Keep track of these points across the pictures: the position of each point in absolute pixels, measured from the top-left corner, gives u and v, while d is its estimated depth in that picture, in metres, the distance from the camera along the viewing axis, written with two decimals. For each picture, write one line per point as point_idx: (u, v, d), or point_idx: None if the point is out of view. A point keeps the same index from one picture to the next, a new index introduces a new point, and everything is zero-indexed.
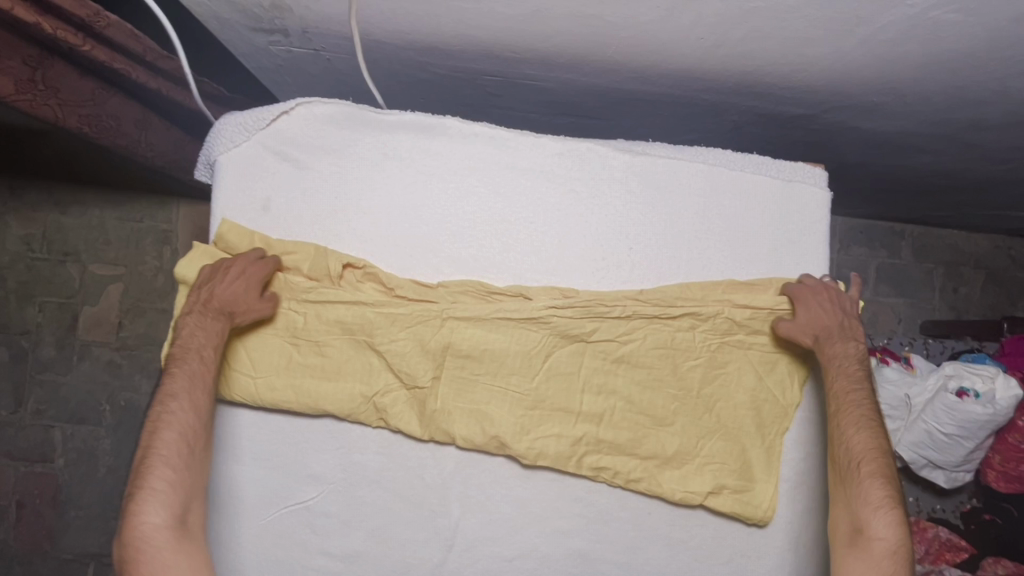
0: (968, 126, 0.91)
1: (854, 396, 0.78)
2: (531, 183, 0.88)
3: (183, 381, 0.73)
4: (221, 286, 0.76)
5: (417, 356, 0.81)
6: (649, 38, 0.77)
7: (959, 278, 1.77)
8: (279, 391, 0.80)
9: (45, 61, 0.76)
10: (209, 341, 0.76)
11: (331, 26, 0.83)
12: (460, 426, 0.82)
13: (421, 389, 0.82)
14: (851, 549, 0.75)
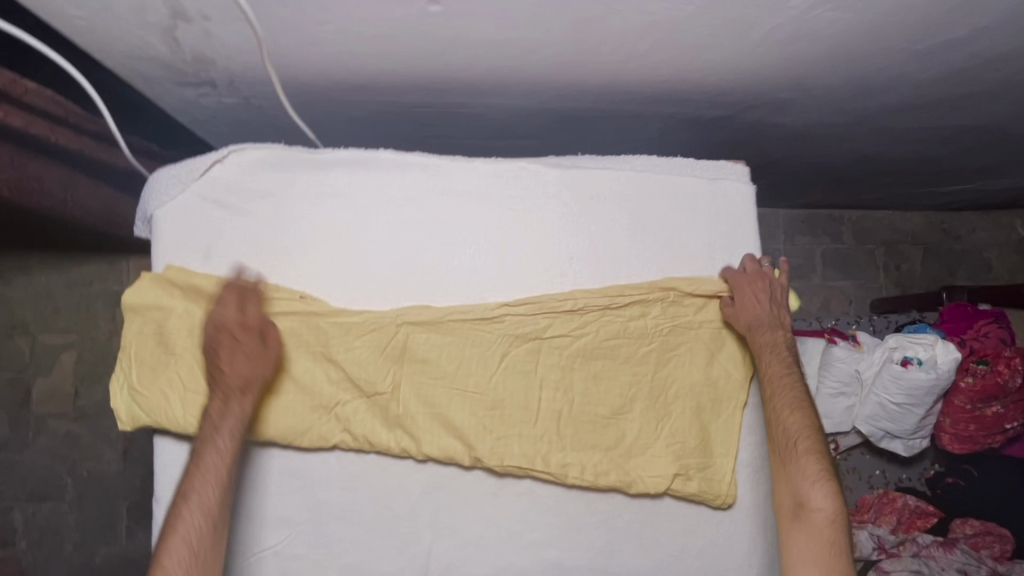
0: (859, 112, 1.05)
1: (786, 378, 0.81)
2: (469, 205, 0.88)
3: (201, 475, 0.73)
4: (231, 363, 0.76)
5: (374, 365, 0.83)
6: (566, 62, 0.83)
7: (899, 255, 1.91)
8: None
9: None
10: (229, 427, 0.75)
11: (256, 74, 0.83)
12: (423, 435, 0.83)
13: (381, 397, 0.83)
14: (798, 523, 0.78)
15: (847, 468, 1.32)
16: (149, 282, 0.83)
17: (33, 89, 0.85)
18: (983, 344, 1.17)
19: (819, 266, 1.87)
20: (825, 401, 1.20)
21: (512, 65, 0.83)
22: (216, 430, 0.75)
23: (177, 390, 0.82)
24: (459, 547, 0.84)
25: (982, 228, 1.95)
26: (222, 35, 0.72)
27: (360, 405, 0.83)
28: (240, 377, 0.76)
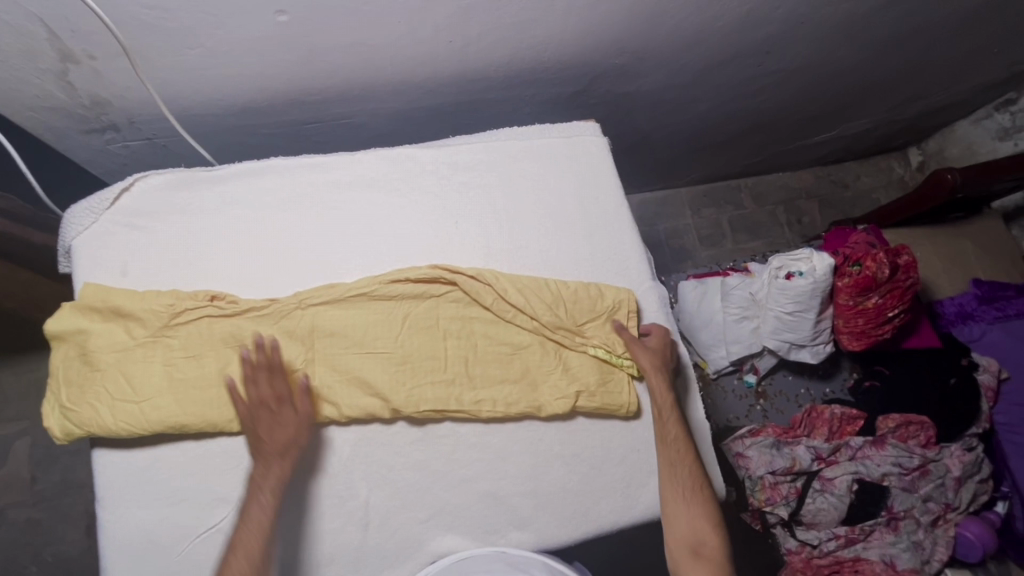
0: (690, 68, 1.22)
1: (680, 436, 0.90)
2: (358, 192, 1.00)
3: (262, 482, 0.81)
4: (261, 388, 0.83)
5: (287, 344, 0.91)
6: (416, 56, 0.98)
7: (799, 211, 2.09)
8: (165, 408, 0.85)
9: None
10: (276, 440, 0.83)
11: (152, 111, 0.95)
12: (341, 397, 0.89)
13: (296, 372, 0.90)
14: (696, 561, 0.83)
15: (774, 392, 1.43)
16: (68, 310, 0.87)
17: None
18: (853, 249, 1.27)
19: (728, 233, 2.04)
20: (733, 327, 1.34)
21: (372, 65, 0.97)
22: (268, 444, 0.82)
23: (104, 401, 0.84)
24: (393, 495, 0.90)
25: (864, 174, 2.16)
26: (110, 71, 0.85)
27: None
28: (282, 442, 0.83)
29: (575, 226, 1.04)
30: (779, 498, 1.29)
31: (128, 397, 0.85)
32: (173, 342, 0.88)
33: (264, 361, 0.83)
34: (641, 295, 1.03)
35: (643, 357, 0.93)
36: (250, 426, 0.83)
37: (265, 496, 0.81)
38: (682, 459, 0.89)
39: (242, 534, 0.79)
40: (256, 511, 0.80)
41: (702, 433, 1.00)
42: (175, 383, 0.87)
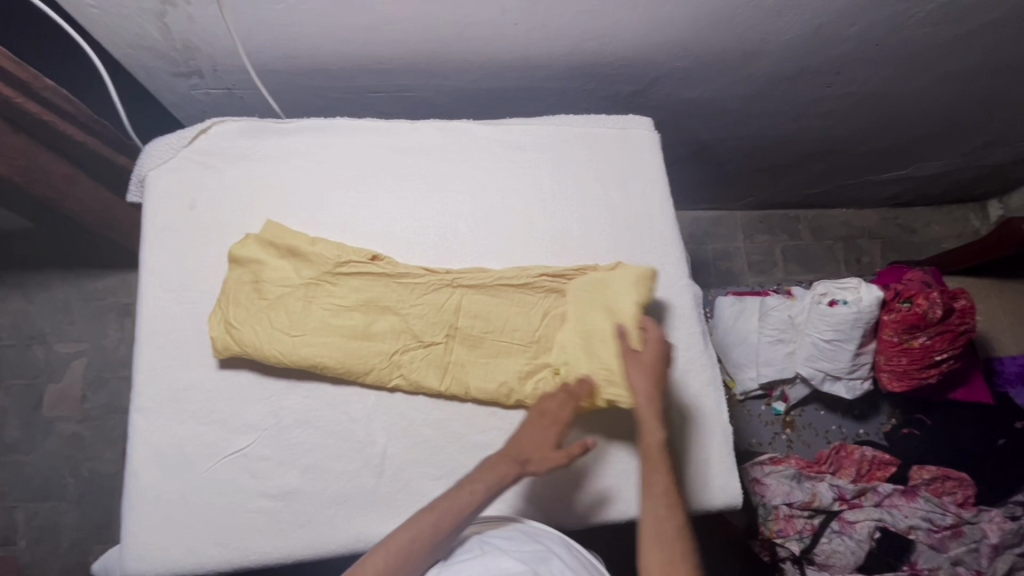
0: (756, 80, 1.22)
1: (659, 487, 0.84)
2: (413, 158, 1.04)
3: (483, 467, 0.86)
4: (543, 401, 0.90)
5: (358, 300, 0.96)
6: (481, 37, 1.02)
7: (859, 250, 2.01)
8: (227, 332, 0.91)
9: None
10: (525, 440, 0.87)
11: (235, 62, 1.03)
12: (378, 350, 0.94)
13: (340, 322, 0.95)
14: None
15: (803, 424, 1.37)
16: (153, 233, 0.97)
17: (51, 85, 0.99)
18: (905, 286, 1.20)
19: (781, 262, 1.98)
20: (766, 349, 1.30)
21: (437, 40, 1.02)
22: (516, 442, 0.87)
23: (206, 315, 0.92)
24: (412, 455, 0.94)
25: (936, 222, 2.05)
26: (202, 19, 0.93)
27: (337, 332, 0.94)
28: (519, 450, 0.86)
29: (618, 219, 1.04)
30: (792, 532, 1.24)
31: (216, 314, 0.93)
32: (257, 275, 0.95)
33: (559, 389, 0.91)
34: (676, 295, 1.03)
35: (637, 378, 0.87)
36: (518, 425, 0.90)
37: (477, 488, 0.84)
38: (667, 511, 0.83)
39: (445, 500, 0.84)
40: (463, 496, 0.84)
41: (724, 441, 0.99)
42: (232, 308, 0.93)
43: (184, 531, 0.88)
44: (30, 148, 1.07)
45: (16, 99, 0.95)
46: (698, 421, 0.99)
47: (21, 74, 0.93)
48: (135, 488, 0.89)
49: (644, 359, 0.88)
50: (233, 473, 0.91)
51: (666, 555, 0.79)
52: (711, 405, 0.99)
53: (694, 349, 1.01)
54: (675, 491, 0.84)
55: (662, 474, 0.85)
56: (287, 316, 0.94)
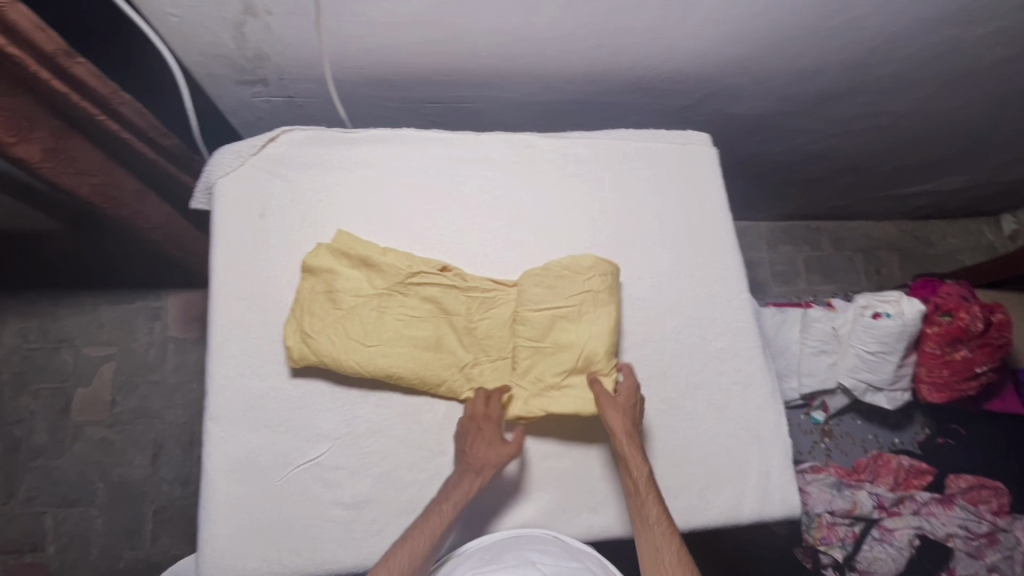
0: (803, 98, 1.24)
1: (655, 523, 0.86)
2: (479, 169, 1.05)
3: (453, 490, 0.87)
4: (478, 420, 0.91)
5: (427, 310, 0.97)
6: (548, 51, 1.03)
7: (878, 261, 2.05)
8: (306, 342, 0.92)
9: (66, 133, 0.99)
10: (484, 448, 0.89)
11: (303, 71, 1.04)
12: (449, 360, 0.95)
13: (411, 331, 0.96)
14: None
15: (840, 433, 1.40)
16: (226, 243, 0.97)
17: (128, 100, 0.99)
18: (944, 299, 1.24)
19: (803, 272, 2.01)
20: (808, 359, 1.33)
21: (505, 54, 1.03)
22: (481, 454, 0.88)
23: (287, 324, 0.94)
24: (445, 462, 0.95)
25: (952, 235, 2.10)
26: (280, 29, 0.93)
27: (409, 342, 0.94)
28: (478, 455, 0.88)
29: (678, 231, 1.06)
30: (834, 539, 1.26)
31: (294, 326, 0.93)
32: (328, 286, 0.95)
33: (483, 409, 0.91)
34: (736, 307, 1.05)
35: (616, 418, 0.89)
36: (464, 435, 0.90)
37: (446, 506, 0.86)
38: (665, 542, 0.84)
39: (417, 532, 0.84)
40: (432, 521, 0.85)
41: (784, 450, 1.00)
42: (306, 317, 0.93)
43: (260, 542, 0.88)
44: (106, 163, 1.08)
45: (93, 113, 0.96)
46: (761, 432, 1.00)
47: (102, 90, 0.93)
48: (211, 497, 0.89)
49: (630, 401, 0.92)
50: (306, 482, 0.91)
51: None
52: (772, 417, 1.01)
53: (755, 360, 1.03)
54: (670, 521, 0.86)
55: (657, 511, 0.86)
56: (361, 326, 0.94)
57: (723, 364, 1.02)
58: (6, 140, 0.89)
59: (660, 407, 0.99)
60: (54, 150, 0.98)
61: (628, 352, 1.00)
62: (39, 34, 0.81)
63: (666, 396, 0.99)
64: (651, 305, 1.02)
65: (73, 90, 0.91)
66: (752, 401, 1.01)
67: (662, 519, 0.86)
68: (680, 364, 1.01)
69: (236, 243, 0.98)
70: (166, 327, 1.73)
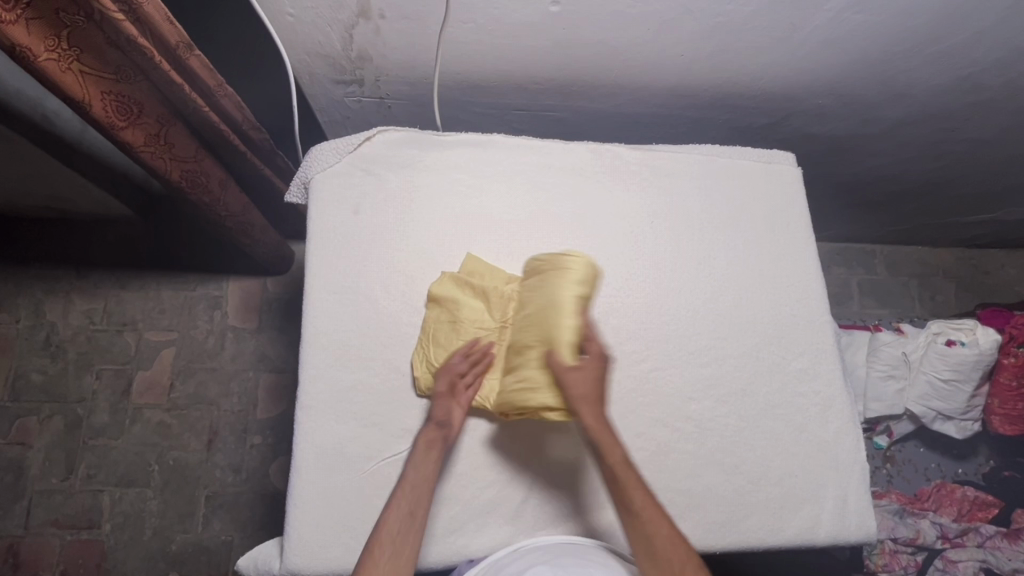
0: (885, 121, 1.24)
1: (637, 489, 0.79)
2: (567, 177, 1.07)
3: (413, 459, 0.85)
4: (575, 373, 0.82)
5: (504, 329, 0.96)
6: (642, 64, 1.05)
7: (933, 287, 2.03)
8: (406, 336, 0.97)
9: (169, 122, 1.00)
10: (583, 386, 0.81)
11: (400, 74, 1.06)
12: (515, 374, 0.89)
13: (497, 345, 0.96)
14: None
15: (902, 459, 1.37)
16: (325, 239, 1.00)
17: (228, 93, 1.02)
18: (1020, 330, 1.24)
19: (855, 295, 1.99)
20: (876, 384, 1.29)
21: (601, 66, 1.05)
22: (579, 389, 0.81)
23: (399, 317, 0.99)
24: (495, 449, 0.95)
25: (1011, 265, 2.06)
26: (389, 32, 0.96)
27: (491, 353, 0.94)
28: (580, 397, 0.81)
29: (762, 248, 1.07)
30: (897, 567, 1.25)
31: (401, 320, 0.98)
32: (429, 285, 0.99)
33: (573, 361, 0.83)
34: (817, 328, 1.04)
35: (574, 386, 0.81)
36: (578, 378, 0.82)
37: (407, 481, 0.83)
38: (648, 507, 0.79)
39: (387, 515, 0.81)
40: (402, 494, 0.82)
41: (862, 475, 0.98)
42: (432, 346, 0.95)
43: (344, 531, 0.91)
44: (199, 152, 1.09)
45: (201, 106, 0.97)
46: (840, 454, 0.99)
47: (210, 81, 0.96)
48: (298, 488, 0.92)
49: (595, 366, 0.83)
50: (390, 477, 0.93)
51: (652, 558, 0.77)
52: (851, 441, 1.00)
53: (834, 382, 1.02)
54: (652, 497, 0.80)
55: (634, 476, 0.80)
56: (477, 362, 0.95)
57: (803, 385, 1.01)
58: (118, 123, 0.91)
59: (740, 424, 0.98)
60: (156, 136, 0.99)
61: (708, 366, 1.00)
62: (166, 26, 0.83)
63: (745, 412, 0.99)
64: (733, 321, 1.02)
65: (184, 80, 0.93)
66: (831, 422, 1.00)
67: (636, 480, 0.80)
68: (760, 382, 1.00)
69: (333, 239, 1.00)
70: (225, 316, 1.76)
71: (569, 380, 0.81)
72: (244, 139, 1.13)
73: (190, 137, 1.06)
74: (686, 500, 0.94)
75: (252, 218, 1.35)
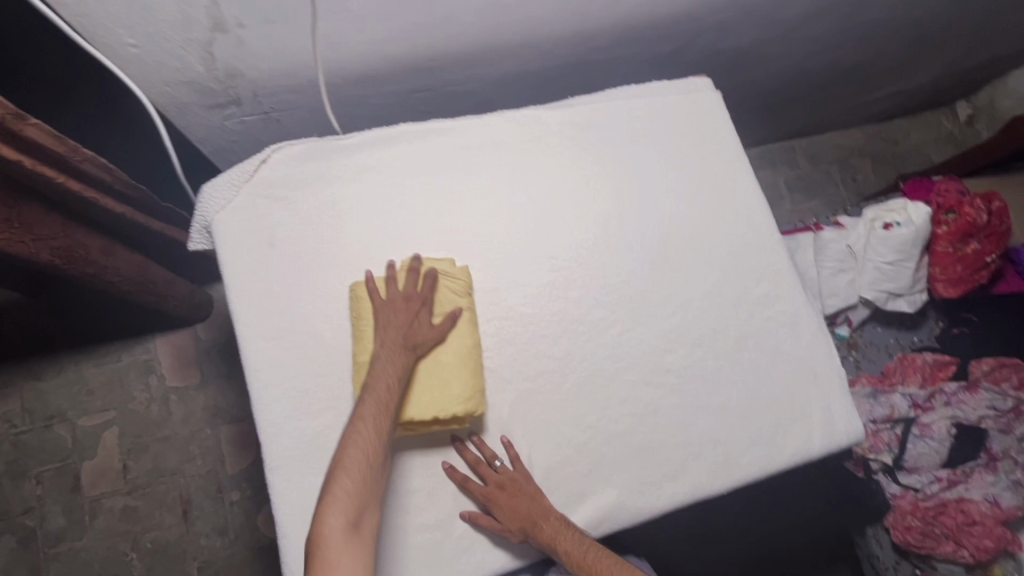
0: (786, 22, 1.22)
1: (596, 556, 0.84)
2: (489, 154, 1.00)
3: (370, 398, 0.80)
4: (503, 496, 0.87)
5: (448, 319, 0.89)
6: (538, 17, 0.97)
7: (853, 169, 2.10)
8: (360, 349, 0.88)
9: (19, 202, 0.89)
10: (520, 501, 0.86)
11: (280, 83, 0.95)
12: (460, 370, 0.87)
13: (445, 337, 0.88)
14: None
15: (865, 343, 1.45)
16: (246, 283, 0.91)
17: (88, 157, 0.92)
18: (945, 197, 1.30)
19: (785, 194, 2.04)
20: (828, 280, 1.33)
21: (496, 27, 0.97)
22: (514, 502, 0.86)
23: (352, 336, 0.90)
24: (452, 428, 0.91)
25: (915, 131, 2.15)
26: (254, 41, 0.85)
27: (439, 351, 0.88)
28: (516, 515, 0.85)
29: (704, 181, 1.03)
30: (882, 445, 1.34)
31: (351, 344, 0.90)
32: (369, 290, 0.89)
33: (499, 477, 0.88)
34: (772, 249, 1.03)
35: (519, 500, 0.86)
36: (510, 496, 0.87)
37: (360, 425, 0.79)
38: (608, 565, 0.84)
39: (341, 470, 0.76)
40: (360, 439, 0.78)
41: (842, 381, 1.00)
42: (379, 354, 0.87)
43: None
44: (66, 226, 0.98)
45: (55, 177, 0.87)
46: (819, 365, 0.99)
47: (61, 149, 0.85)
48: (289, 551, 0.84)
49: (506, 484, 0.87)
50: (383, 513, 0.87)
51: None
52: (826, 351, 1.00)
53: (798, 297, 1.02)
54: (609, 556, 0.85)
55: (587, 543, 0.85)
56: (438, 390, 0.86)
57: (768, 308, 1.01)
58: None
59: (719, 362, 0.98)
60: (9, 220, 0.87)
61: (676, 313, 0.98)
62: None
63: (721, 350, 0.98)
64: (690, 263, 1.00)
65: (28, 155, 0.82)
66: (803, 337, 1.00)
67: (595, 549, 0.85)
68: (729, 317, 0.99)
69: (253, 280, 0.91)
70: (162, 379, 1.62)
71: (504, 500, 0.86)
72: (116, 200, 1.02)
73: (51, 212, 0.95)
74: (681, 450, 0.94)
75: (153, 275, 1.21)
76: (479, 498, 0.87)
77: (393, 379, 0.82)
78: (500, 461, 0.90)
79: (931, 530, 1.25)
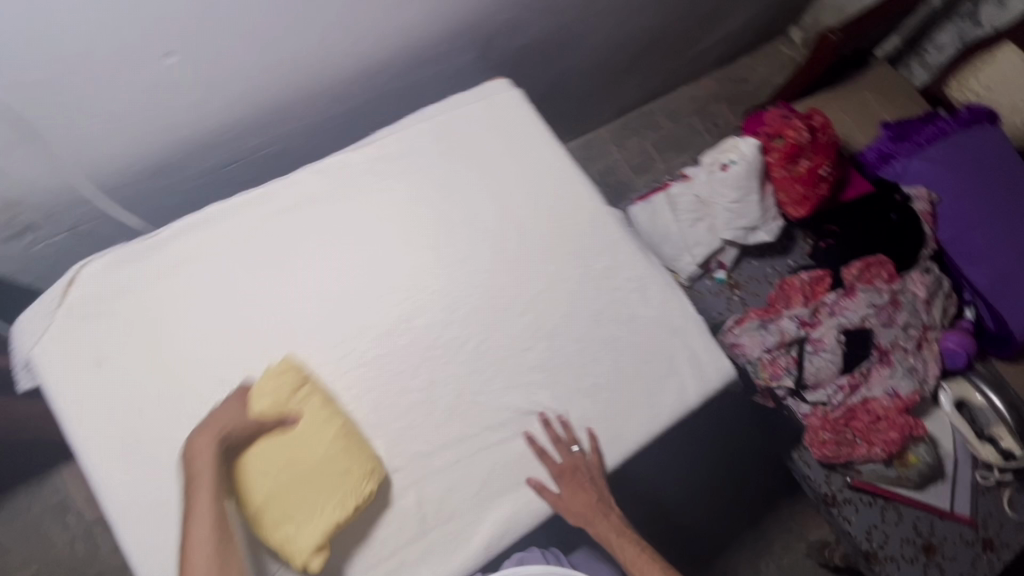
0: (572, 5, 1.28)
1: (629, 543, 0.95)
2: (302, 211, 0.99)
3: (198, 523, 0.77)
4: (570, 486, 0.91)
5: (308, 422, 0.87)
6: (310, 65, 0.99)
7: (712, 115, 2.18)
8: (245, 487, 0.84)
9: None
10: (582, 493, 0.91)
11: (68, 196, 0.94)
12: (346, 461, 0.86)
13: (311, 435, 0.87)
14: None
15: (745, 279, 1.49)
16: (78, 406, 0.88)
17: None
18: (770, 126, 1.36)
19: (657, 155, 2.10)
20: (688, 232, 1.39)
21: (272, 86, 0.98)
22: (581, 489, 0.91)
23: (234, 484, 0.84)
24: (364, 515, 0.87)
25: (759, 66, 2.26)
26: (15, 163, 0.84)
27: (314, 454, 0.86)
28: (581, 502, 0.91)
29: (520, 178, 1.06)
30: (782, 371, 1.36)
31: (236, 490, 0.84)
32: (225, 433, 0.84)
33: (566, 468, 0.91)
34: (602, 223, 1.06)
35: (578, 495, 0.91)
36: (575, 485, 0.91)
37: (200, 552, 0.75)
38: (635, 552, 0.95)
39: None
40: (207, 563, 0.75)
41: (700, 327, 1.03)
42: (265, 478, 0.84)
43: None
44: None
45: None
46: (673, 318, 1.03)
47: None
48: None
49: (576, 472, 0.92)
50: None
51: None
52: (677, 304, 1.03)
53: (639, 260, 1.05)
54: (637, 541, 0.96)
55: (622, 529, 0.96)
56: (325, 475, 0.84)
57: (614, 281, 1.03)
58: None
59: (579, 345, 0.99)
60: None
61: (528, 311, 1.00)
62: None
63: (578, 333, 1.00)
64: (526, 260, 1.02)
65: None
66: (653, 296, 1.03)
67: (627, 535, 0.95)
68: (577, 300, 1.01)
69: (84, 401, 0.88)
70: (80, 515, 1.55)
71: (561, 495, 0.90)
72: None
73: None
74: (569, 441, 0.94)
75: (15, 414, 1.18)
76: (547, 477, 0.91)
77: (217, 497, 0.78)
78: (576, 445, 0.93)
79: (847, 436, 1.32)
